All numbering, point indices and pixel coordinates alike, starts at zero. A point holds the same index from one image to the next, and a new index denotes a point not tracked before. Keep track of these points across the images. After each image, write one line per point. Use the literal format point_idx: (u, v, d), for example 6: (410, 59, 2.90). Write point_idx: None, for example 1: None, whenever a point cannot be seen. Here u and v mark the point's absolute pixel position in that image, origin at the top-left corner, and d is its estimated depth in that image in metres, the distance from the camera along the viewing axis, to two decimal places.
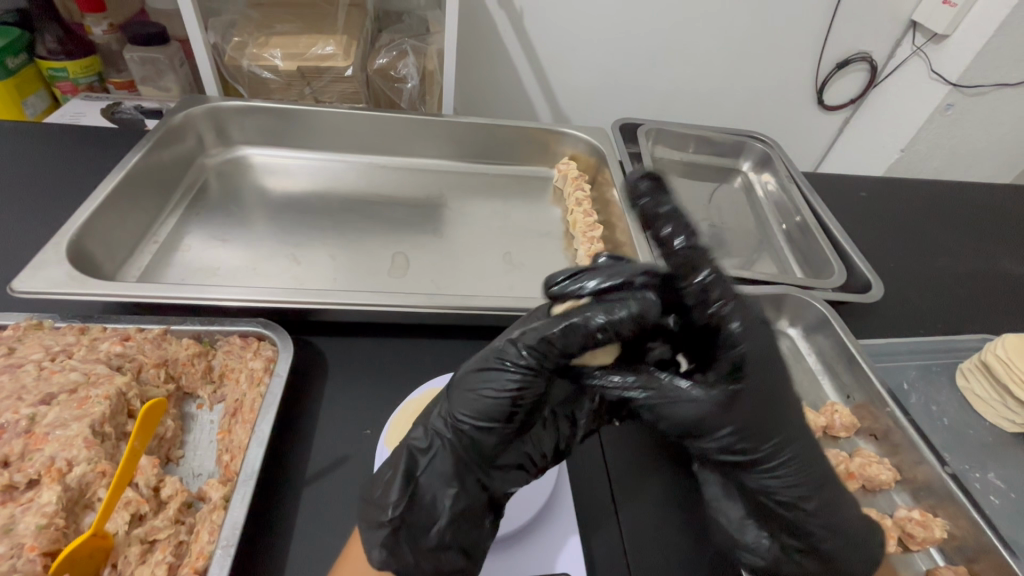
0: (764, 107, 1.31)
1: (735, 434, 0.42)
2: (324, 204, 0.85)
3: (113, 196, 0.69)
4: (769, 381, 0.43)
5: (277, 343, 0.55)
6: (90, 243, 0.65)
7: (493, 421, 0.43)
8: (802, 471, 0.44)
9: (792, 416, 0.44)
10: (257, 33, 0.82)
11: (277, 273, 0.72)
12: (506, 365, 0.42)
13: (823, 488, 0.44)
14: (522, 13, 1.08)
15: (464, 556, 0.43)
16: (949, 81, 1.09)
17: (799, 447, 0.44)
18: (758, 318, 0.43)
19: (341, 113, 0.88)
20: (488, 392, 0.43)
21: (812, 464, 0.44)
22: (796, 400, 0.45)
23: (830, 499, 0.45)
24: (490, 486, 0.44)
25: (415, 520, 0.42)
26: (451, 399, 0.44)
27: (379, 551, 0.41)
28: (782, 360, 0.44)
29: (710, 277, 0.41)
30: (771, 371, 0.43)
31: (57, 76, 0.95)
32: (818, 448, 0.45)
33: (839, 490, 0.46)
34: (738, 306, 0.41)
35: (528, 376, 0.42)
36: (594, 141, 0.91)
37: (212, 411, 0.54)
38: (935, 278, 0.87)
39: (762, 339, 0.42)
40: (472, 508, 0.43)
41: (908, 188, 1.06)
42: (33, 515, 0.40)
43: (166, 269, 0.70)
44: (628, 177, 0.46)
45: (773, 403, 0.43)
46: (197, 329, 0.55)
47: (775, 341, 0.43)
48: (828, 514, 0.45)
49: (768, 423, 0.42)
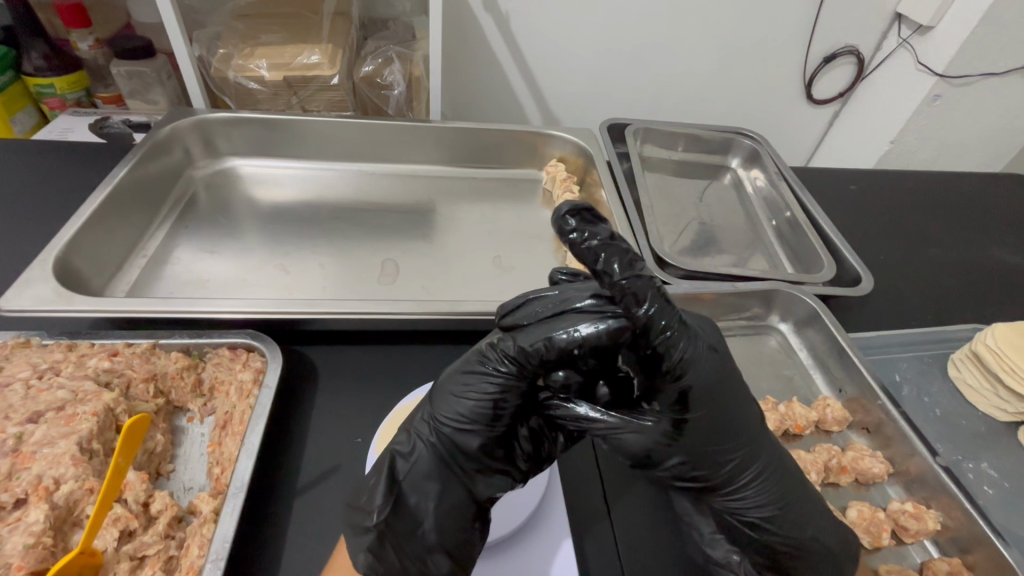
0: (753, 103, 1.31)
1: (685, 462, 0.43)
2: (313, 213, 0.85)
3: (99, 212, 0.69)
4: (722, 408, 0.43)
5: (266, 355, 0.55)
6: (78, 259, 0.65)
7: (476, 424, 0.43)
8: (767, 492, 0.45)
9: (748, 440, 0.44)
10: (243, 44, 0.82)
11: (267, 284, 0.72)
12: (487, 368, 0.43)
13: (787, 507, 0.45)
14: (508, 17, 1.09)
15: (451, 561, 0.43)
16: (935, 72, 1.10)
17: (763, 468, 0.45)
18: (705, 347, 0.42)
19: (329, 122, 0.88)
20: (469, 397, 0.43)
21: (772, 487, 0.45)
22: (752, 423, 0.45)
23: (797, 518, 0.46)
24: (475, 490, 0.44)
25: (400, 526, 0.43)
26: (435, 401, 0.45)
27: (365, 557, 0.41)
28: (735, 380, 0.44)
29: (653, 308, 0.39)
30: (724, 397, 0.43)
31: (44, 92, 0.95)
32: (780, 466, 0.46)
33: (809, 508, 0.47)
34: (684, 336, 0.41)
35: (510, 380, 0.43)
36: (581, 143, 0.92)
37: (203, 424, 0.54)
38: (926, 269, 0.87)
39: (710, 366, 0.42)
40: (457, 512, 0.43)
41: (897, 180, 1.06)
42: (20, 535, 0.40)
43: (156, 283, 0.70)
44: (555, 212, 0.41)
45: (723, 430, 0.43)
46: (186, 342, 0.55)
47: (726, 366, 0.44)
48: (795, 534, 0.46)
49: (718, 449, 0.43)
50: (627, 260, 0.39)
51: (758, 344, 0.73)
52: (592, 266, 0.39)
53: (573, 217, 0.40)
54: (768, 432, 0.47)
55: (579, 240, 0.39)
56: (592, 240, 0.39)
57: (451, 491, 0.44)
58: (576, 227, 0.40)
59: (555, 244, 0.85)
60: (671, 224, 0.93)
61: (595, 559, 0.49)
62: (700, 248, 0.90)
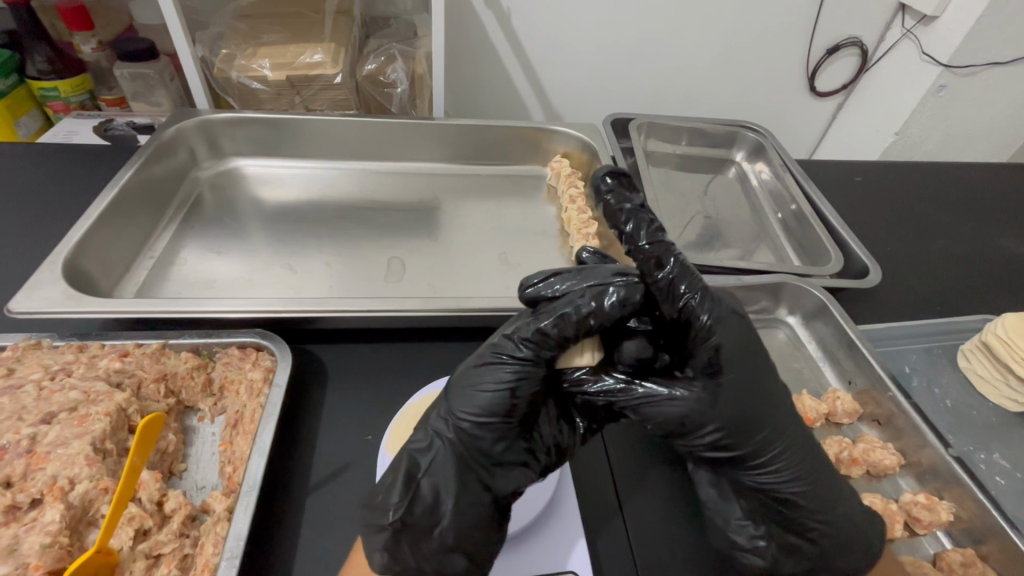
0: (755, 97, 1.31)
1: (722, 430, 0.44)
2: (319, 212, 0.85)
3: (106, 213, 0.69)
4: (748, 376, 0.44)
5: (275, 353, 0.55)
6: (87, 261, 0.65)
7: (494, 419, 0.44)
8: (799, 465, 0.45)
9: (778, 414, 0.45)
10: (245, 44, 0.82)
11: (274, 283, 0.72)
12: (503, 359, 0.44)
13: (817, 482, 0.46)
14: (510, 13, 1.08)
15: (468, 562, 0.43)
16: (939, 62, 1.09)
17: (795, 439, 0.46)
18: (732, 313, 0.45)
19: (332, 120, 0.88)
20: (489, 388, 0.44)
21: (802, 460, 0.46)
22: (781, 399, 0.46)
23: (826, 490, 0.46)
24: (493, 486, 0.44)
25: (416, 523, 0.42)
26: (452, 398, 0.45)
27: (381, 555, 0.42)
28: (763, 351, 0.46)
29: (675, 272, 0.43)
30: (751, 365, 0.45)
31: (48, 96, 0.96)
32: (808, 442, 0.47)
33: (834, 482, 0.47)
34: (706, 299, 0.43)
35: (525, 367, 0.44)
36: (586, 138, 0.91)
37: (214, 423, 0.54)
38: (933, 259, 0.87)
39: (738, 334, 0.44)
40: (477, 508, 0.43)
41: (903, 171, 1.06)
42: (37, 534, 0.40)
43: (163, 283, 0.70)
44: (595, 175, 0.48)
45: (755, 400, 0.44)
46: (196, 342, 0.55)
47: (752, 335, 0.45)
48: (827, 506, 0.46)
49: (750, 417, 0.44)
50: (656, 226, 0.44)
51: (766, 338, 0.73)
52: (619, 224, 0.45)
53: (611, 179, 0.48)
54: (794, 409, 0.47)
55: (612, 200, 0.46)
56: (623, 201, 0.46)
57: (471, 488, 0.43)
58: (611, 188, 0.47)
59: (561, 241, 0.85)
60: (677, 218, 0.93)
61: (609, 558, 0.49)
62: (707, 242, 0.89)
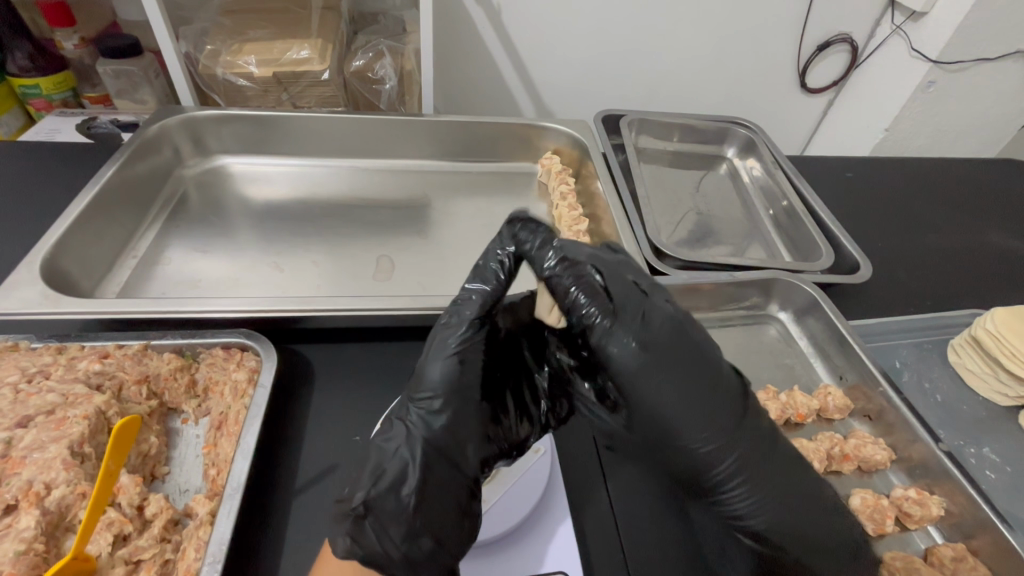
0: (745, 93, 1.31)
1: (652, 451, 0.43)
2: (307, 211, 0.84)
3: (87, 213, 0.68)
4: (672, 396, 0.42)
5: (260, 354, 0.54)
6: (66, 262, 0.64)
7: (448, 394, 0.44)
8: (750, 487, 0.43)
9: (719, 432, 0.42)
10: (230, 40, 0.81)
11: (261, 282, 0.71)
12: (447, 344, 0.46)
13: (771, 504, 0.43)
14: (500, 9, 1.08)
15: (435, 545, 0.41)
16: (928, 59, 1.10)
17: (741, 458, 0.42)
18: (644, 332, 0.43)
19: (321, 118, 0.86)
20: (441, 364, 0.45)
21: (752, 481, 0.43)
22: (723, 414, 0.43)
23: (783, 509, 0.43)
24: (463, 464, 0.44)
25: (382, 508, 0.41)
26: (410, 386, 0.46)
27: (344, 540, 0.41)
28: (690, 363, 0.43)
29: (580, 296, 0.44)
30: (676, 383, 0.42)
31: (29, 93, 0.94)
32: (759, 459, 0.43)
33: (790, 500, 0.44)
34: (612, 323, 0.43)
35: (466, 343, 0.46)
36: (576, 134, 0.91)
37: (198, 425, 0.53)
38: (923, 254, 0.87)
39: (634, 352, 0.42)
40: (446, 488, 0.43)
41: (893, 167, 1.06)
42: (11, 541, 0.39)
43: (146, 283, 0.69)
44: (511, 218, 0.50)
45: (687, 422, 0.42)
46: (178, 343, 0.54)
47: (674, 347, 0.43)
48: (784, 525, 0.43)
49: (681, 444, 0.42)
50: (563, 256, 0.46)
51: (758, 335, 0.73)
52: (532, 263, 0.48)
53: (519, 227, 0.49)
54: (739, 420, 0.43)
55: (525, 243, 0.48)
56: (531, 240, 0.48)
57: (437, 469, 0.43)
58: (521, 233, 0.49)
59: None
60: (668, 215, 0.93)
61: (599, 558, 0.49)
62: (699, 239, 0.89)
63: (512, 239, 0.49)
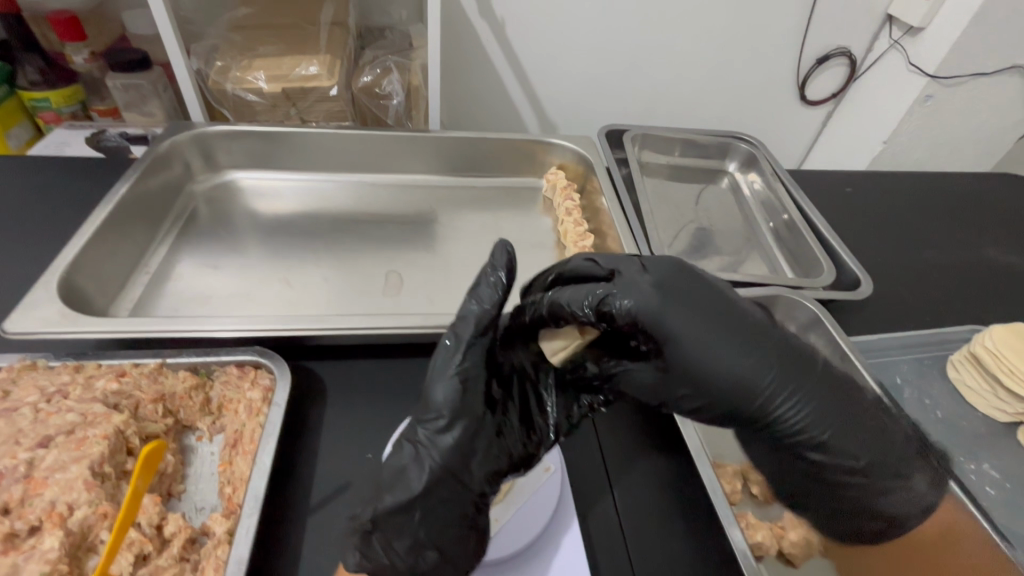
0: (745, 107, 1.33)
1: (694, 395, 0.43)
2: (316, 225, 0.85)
3: (101, 230, 0.69)
4: (692, 328, 0.42)
5: (274, 372, 0.55)
6: (81, 278, 0.64)
7: (455, 417, 0.44)
8: (801, 401, 0.41)
9: (750, 350, 0.42)
10: (241, 56, 0.83)
11: (271, 297, 0.72)
12: (450, 365, 0.45)
13: (825, 413, 0.41)
14: (504, 23, 1.09)
15: (439, 556, 0.43)
16: (926, 73, 1.12)
17: (783, 372, 0.41)
18: (643, 279, 0.46)
19: (329, 133, 0.88)
20: (446, 385, 0.44)
21: (803, 396, 0.41)
22: (747, 334, 0.42)
23: (838, 418, 0.42)
24: (471, 484, 0.44)
25: (388, 525, 0.42)
26: (417, 408, 0.45)
27: (353, 553, 0.42)
28: (699, 293, 0.44)
29: (570, 301, 0.47)
30: (691, 314, 0.43)
31: (40, 106, 0.95)
32: (796, 368, 0.42)
33: (837, 405, 0.42)
34: (614, 287, 0.46)
35: (466, 367, 0.45)
36: (581, 150, 0.92)
37: (213, 442, 0.54)
38: (922, 269, 0.89)
39: (655, 296, 0.44)
40: (452, 505, 0.43)
41: (891, 181, 1.07)
42: (35, 562, 0.40)
43: (158, 299, 0.70)
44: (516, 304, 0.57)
45: (718, 350, 0.42)
46: (194, 361, 0.55)
47: (678, 287, 0.45)
48: (844, 435, 0.41)
49: (720, 373, 0.41)
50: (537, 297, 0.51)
51: None
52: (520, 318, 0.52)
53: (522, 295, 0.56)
54: (760, 333, 0.43)
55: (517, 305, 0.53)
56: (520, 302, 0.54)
57: (442, 489, 0.43)
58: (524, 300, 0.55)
59: (558, 253, 0.85)
60: (672, 230, 0.94)
61: (607, 565, 0.50)
62: (702, 254, 0.90)
63: (504, 260, 0.47)
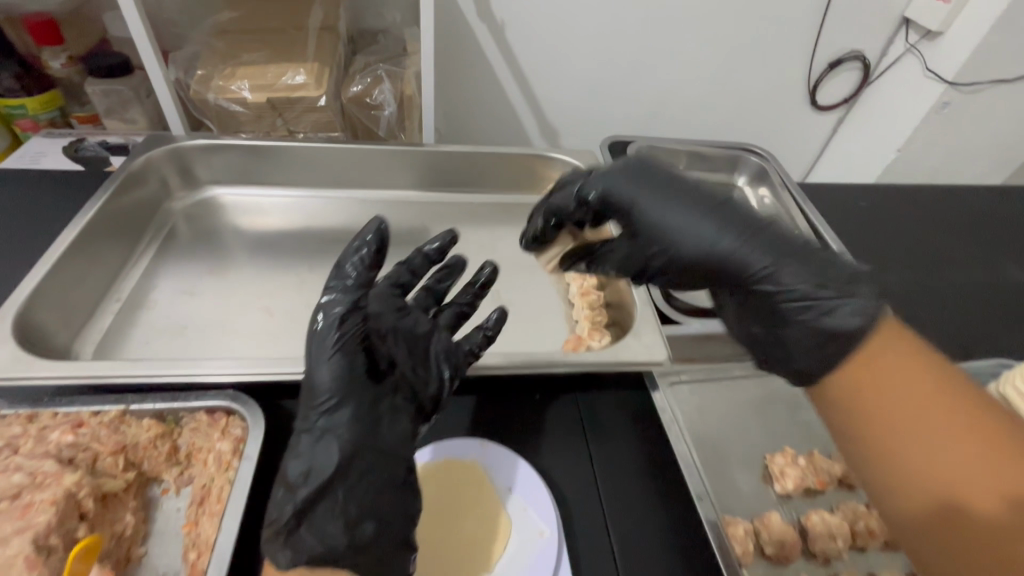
0: (753, 114, 1.28)
1: (657, 257, 0.46)
2: (302, 245, 0.80)
3: (65, 258, 0.64)
4: (653, 193, 0.46)
5: (246, 420, 0.50)
6: (40, 315, 0.60)
7: (342, 392, 0.45)
8: (748, 243, 0.43)
9: (703, 206, 0.45)
10: (223, 64, 0.77)
11: (251, 327, 0.67)
12: (330, 351, 0.45)
13: (776, 255, 0.43)
14: (503, 25, 1.04)
15: (376, 525, 0.44)
16: (944, 80, 1.07)
17: (732, 222, 0.44)
18: (614, 168, 0.49)
19: (317, 147, 0.83)
20: (328, 366, 0.44)
21: (750, 238, 0.43)
22: (700, 195, 0.46)
23: (791, 261, 0.42)
24: (387, 448, 0.46)
25: (317, 513, 0.43)
26: (303, 395, 0.45)
27: (289, 553, 0.41)
28: (667, 173, 0.48)
29: (537, 221, 0.55)
30: (657, 185, 0.46)
31: (16, 114, 0.90)
32: (748, 221, 0.44)
33: (791, 251, 0.43)
34: (591, 177, 0.49)
35: (343, 346, 0.45)
36: (584, 166, 0.87)
37: (179, 495, 0.50)
38: (943, 294, 0.84)
39: (622, 173, 0.47)
40: (377, 481, 0.45)
41: (908, 196, 1.02)
42: None
43: (130, 330, 0.65)
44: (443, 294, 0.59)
45: (674, 208, 0.45)
46: (159, 407, 0.50)
47: (647, 171, 0.48)
48: (801, 275, 0.42)
49: (674, 229, 0.45)
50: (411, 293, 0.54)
51: None
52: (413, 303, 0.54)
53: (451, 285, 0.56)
54: (716, 198, 0.46)
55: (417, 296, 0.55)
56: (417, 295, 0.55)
57: (362, 459, 0.44)
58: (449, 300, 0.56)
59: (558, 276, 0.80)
60: None
61: None
62: None
63: (376, 236, 0.46)
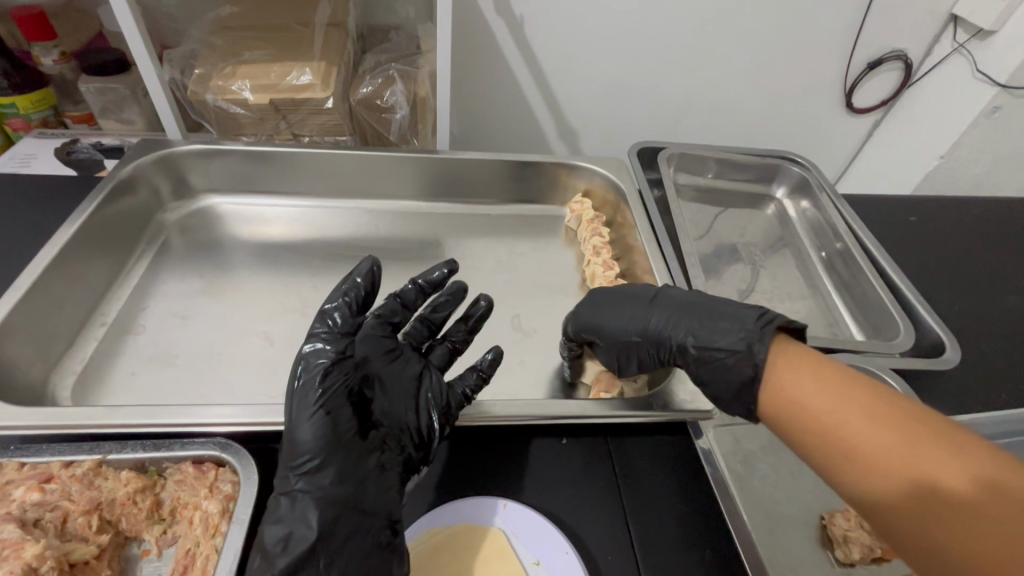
0: (785, 118, 1.20)
1: (624, 353, 0.54)
2: (304, 260, 0.74)
3: (43, 280, 0.58)
4: (603, 305, 0.56)
5: (238, 473, 0.44)
6: (13, 346, 0.54)
7: (324, 447, 0.41)
8: (672, 319, 0.51)
9: (635, 302, 0.54)
10: (222, 62, 0.70)
11: (247, 355, 0.61)
12: (311, 406, 0.41)
13: (698, 322, 0.49)
14: (522, 21, 0.97)
15: None
16: (995, 82, 0.98)
17: (662, 310, 0.52)
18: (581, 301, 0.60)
19: (325, 154, 0.76)
20: (310, 426, 0.41)
21: (678, 314, 0.51)
22: (637, 295, 0.55)
23: (708, 323, 0.48)
24: (371, 506, 0.41)
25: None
26: (285, 451, 0.42)
27: None
28: (621, 292, 0.56)
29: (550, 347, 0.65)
30: (610, 304, 0.55)
31: (6, 112, 0.85)
32: (681, 304, 0.51)
33: (711, 314, 0.49)
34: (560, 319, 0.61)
35: (327, 396, 0.42)
36: (612, 177, 0.80)
37: (161, 557, 0.44)
38: (1006, 324, 0.75)
39: (579, 303, 0.58)
40: (361, 541, 0.40)
41: (961, 211, 0.94)
42: None
43: (115, 358, 0.60)
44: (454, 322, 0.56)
45: (619, 312, 0.54)
46: (139, 457, 0.44)
47: (604, 292, 0.57)
48: (719, 332, 0.47)
49: (620, 329, 0.54)
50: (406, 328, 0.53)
51: None
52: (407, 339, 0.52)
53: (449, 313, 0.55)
54: (651, 293, 0.54)
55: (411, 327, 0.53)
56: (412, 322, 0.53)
57: (347, 517, 0.40)
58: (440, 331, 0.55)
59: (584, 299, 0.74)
60: (712, 271, 0.81)
61: None
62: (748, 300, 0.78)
63: (365, 274, 0.46)
